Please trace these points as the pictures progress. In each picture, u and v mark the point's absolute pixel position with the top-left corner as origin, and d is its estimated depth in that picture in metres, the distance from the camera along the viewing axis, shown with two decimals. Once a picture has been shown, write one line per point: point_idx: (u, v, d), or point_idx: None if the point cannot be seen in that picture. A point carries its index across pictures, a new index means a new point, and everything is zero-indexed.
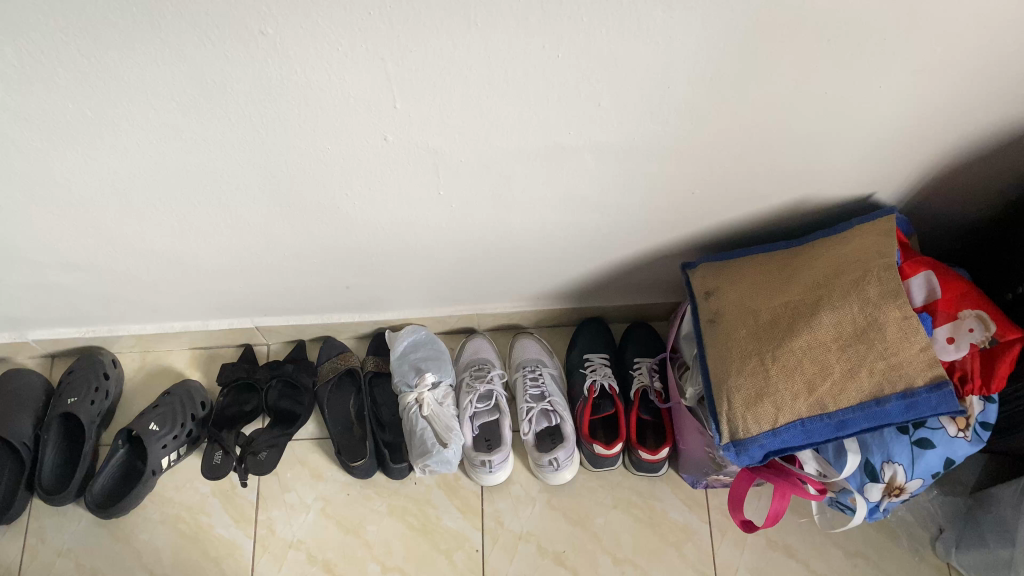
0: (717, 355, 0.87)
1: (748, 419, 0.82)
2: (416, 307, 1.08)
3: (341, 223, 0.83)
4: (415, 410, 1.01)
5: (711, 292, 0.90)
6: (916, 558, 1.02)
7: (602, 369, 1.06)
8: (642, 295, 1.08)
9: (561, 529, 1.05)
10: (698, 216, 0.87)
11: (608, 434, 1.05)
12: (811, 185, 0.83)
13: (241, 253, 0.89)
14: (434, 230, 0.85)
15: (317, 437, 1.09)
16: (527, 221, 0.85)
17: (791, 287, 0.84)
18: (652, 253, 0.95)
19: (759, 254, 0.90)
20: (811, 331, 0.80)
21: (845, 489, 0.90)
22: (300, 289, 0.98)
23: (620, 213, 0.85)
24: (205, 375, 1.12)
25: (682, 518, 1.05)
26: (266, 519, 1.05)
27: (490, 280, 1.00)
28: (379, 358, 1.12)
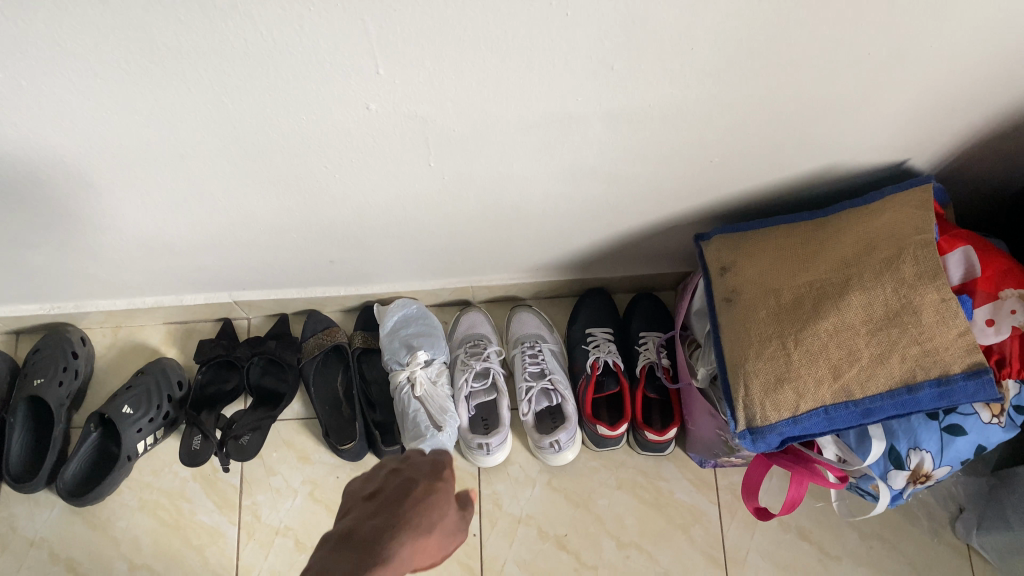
0: (733, 337, 0.80)
1: (766, 406, 0.76)
2: (406, 280, 1.00)
3: (323, 196, 0.75)
4: (408, 391, 0.94)
5: (726, 268, 0.83)
6: (934, 539, 0.98)
7: (606, 345, 0.99)
8: (649, 265, 1.01)
9: (563, 512, 0.99)
10: (714, 186, 0.79)
11: (612, 413, 1.00)
12: (840, 151, 0.75)
13: (214, 227, 0.81)
14: (426, 203, 0.78)
15: (303, 417, 1.03)
16: (528, 192, 0.77)
17: (818, 264, 0.77)
18: (662, 222, 0.88)
19: (782, 227, 0.82)
20: (839, 313, 0.73)
21: (867, 476, 0.84)
22: (280, 263, 0.91)
23: (630, 182, 0.77)
24: (181, 351, 1.05)
25: (690, 499, 1.00)
26: (251, 504, 0.99)
27: (485, 252, 0.93)
28: (367, 333, 1.04)
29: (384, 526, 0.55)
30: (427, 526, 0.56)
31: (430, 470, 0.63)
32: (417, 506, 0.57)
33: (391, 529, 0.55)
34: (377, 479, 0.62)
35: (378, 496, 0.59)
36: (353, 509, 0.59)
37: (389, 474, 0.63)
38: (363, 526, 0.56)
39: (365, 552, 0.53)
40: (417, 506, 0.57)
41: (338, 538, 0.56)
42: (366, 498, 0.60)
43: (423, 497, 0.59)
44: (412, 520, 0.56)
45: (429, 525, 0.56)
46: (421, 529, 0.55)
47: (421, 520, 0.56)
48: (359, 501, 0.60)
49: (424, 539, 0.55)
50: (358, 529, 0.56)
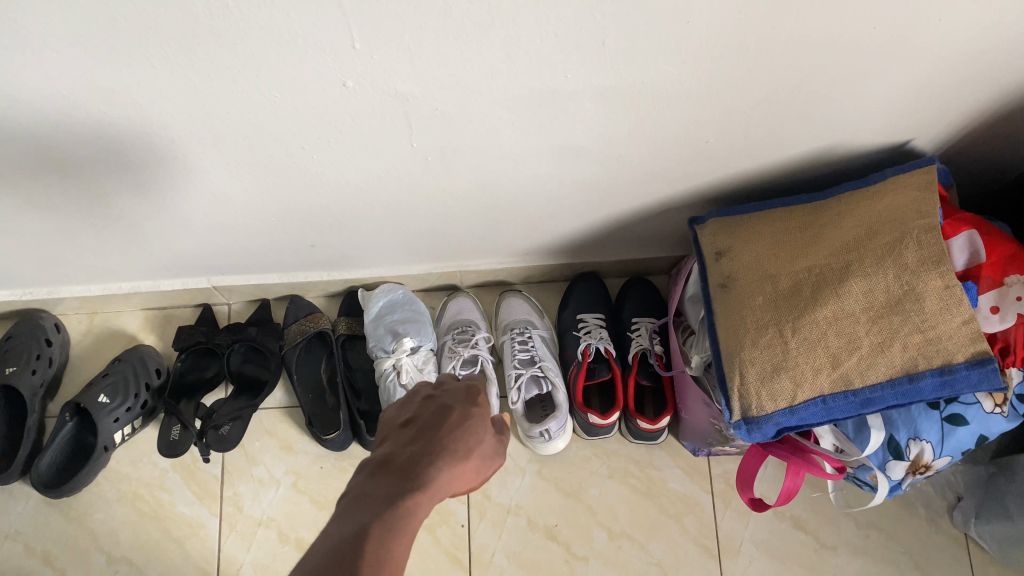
0: (728, 325, 0.77)
1: (762, 395, 0.73)
2: (391, 265, 0.97)
3: (301, 177, 0.72)
4: (393, 378, 0.92)
5: (721, 253, 0.80)
6: (932, 528, 0.95)
7: (597, 332, 0.96)
8: (641, 249, 0.98)
9: (553, 502, 0.97)
10: (710, 166, 0.76)
11: (603, 400, 0.97)
12: (841, 131, 0.72)
13: (189, 209, 0.77)
14: (409, 184, 0.74)
15: (286, 406, 1.00)
16: (516, 174, 0.74)
17: (818, 248, 0.74)
18: (655, 204, 0.85)
19: (780, 210, 0.79)
20: (838, 300, 0.70)
21: (865, 467, 0.82)
22: (259, 247, 0.88)
23: (622, 163, 0.74)
24: (160, 338, 1.02)
25: (683, 488, 0.98)
26: (233, 495, 0.96)
27: (472, 235, 0.89)
28: (352, 319, 1.01)
29: (422, 453, 0.50)
30: (467, 453, 0.51)
31: (465, 394, 0.57)
32: (455, 430, 0.52)
33: (430, 454, 0.50)
34: (407, 404, 0.56)
35: (410, 421, 0.54)
36: (386, 435, 0.54)
37: (421, 398, 0.56)
38: (399, 453, 0.50)
39: (404, 479, 0.48)
40: (455, 431, 0.52)
41: (373, 466, 0.51)
42: (396, 423, 0.54)
43: (462, 420, 0.53)
44: (451, 445, 0.51)
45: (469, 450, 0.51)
46: (460, 455, 0.50)
47: (458, 446, 0.51)
48: (389, 426, 0.54)
49: (465, 467, 0.50)
50: (394, 455, 0.51)
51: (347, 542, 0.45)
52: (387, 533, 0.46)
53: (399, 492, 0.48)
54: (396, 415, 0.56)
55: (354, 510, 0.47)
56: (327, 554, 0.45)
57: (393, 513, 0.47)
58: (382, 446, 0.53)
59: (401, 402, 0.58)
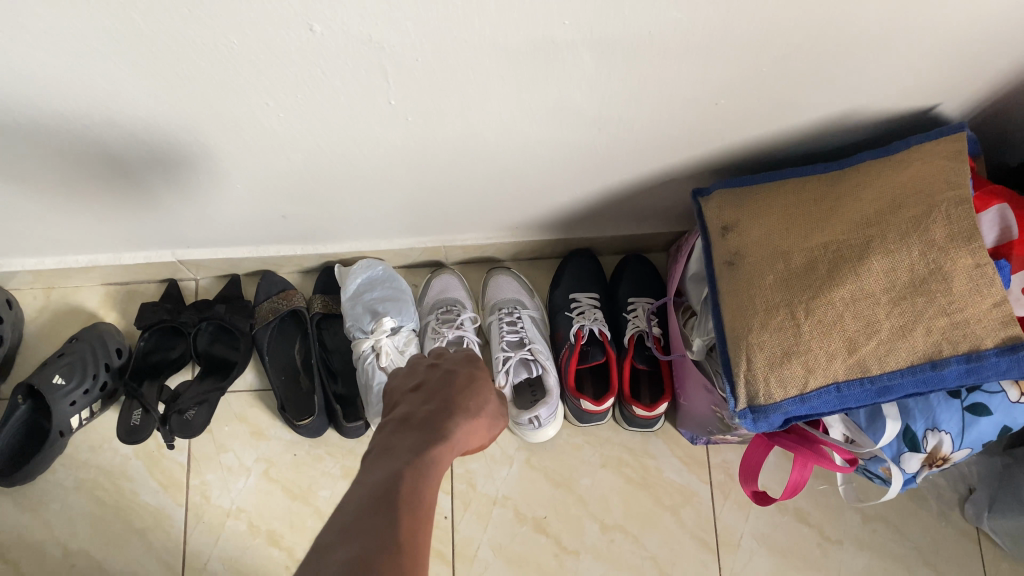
0: (736, 306, 0.71)
1: (771, 381, 0.68)
2: (370, 239, 0.90)
3: (269, 140, 0.65)
4: (372, 361, 0.86)
5: (729, 227, 0.74)
6: (942, 522, 0.90)
7: (592, 312, 0.90)
8: (638, 223, 0.92)
9: (542, 492, 0.91)
10: (718, 133, 0.70)
11: (596, 386, 0.92)
12: (862, 94, 0.65)
13: (145, 175, 0.70)
14: (388, 148, 0.68)
15: (257, 389, 0.93)
16: (505, 138, 0.68)
17: (834, 223, 0.68)
18: (655, 175, 0.78)
19: (794, 181, 0.73)
20: (858, 279, 0.64)
21: (877, 459, 0.76)
22: (225, 218, 0.81)
23: (620, 127, 0.67)
24: (122, 316, 0.95)
25: (680, 478, 0.92)
26: (200, 484, 0.90)
27: (458, 207, 0.83)
28: (328, 297, 0.95)
29: (440, 409, 0.54)
30: (479, 409, 0.55)
31: (465, 360, 0.61)
32: (464, 389, 0.56)
33: (448, 410, 0.53)
34: (412, 372, 0.60)
35: (421, 384, 0.57)
36: (397, 399, 0.57)
37: (425, 366, 0.60)
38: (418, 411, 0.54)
39: (426, 432, 0.52)
40: (466, 391, 0.56)
41: (393, 423, 0.54)
42: (407, 388, 0.58)
43: (468, 381, 0.57)
44: (464, 402, 0.55)
45: (481, 407, 0.55)
46: (473, 412, 0.54)
47: (471, 404, 0.55)
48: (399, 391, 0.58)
49: (478, 422, 0.54)
50: (412, 412, 0.54)
51: (384, 487, 0.47)
52: (420, 477, 0.49)
53: (425, 442, 0.51)
54: (403, 383, 0.59)
55: (384, 460, 0.50)
56: (366, 501, 0.47)
57: (423, 460, 0.50)
58: (395, 408, 0.56)
59: (405, 370, 0.61)
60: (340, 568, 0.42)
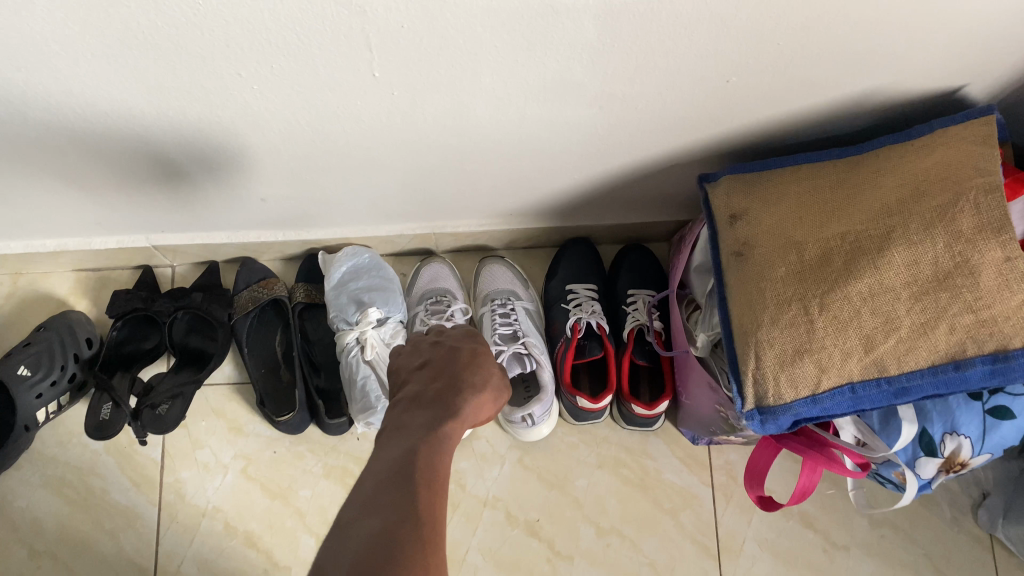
0: (744, 299, 0.67)
1: (780, 380, 0.63)
2: (356, 224, 0.85)
3: (243, 116, 0.60)
4: (356, 354, 0.81)
5: (737, 216, 0.69)
6: (955, 528, 0.86)
7: (589, 305, 0.86)
8: (638, 211, 0.87)
9: (535, 493, 0.86)
10: (727, 114, 0.65)
11: (593, 382, 0.87)
12: (885, 73, 0.60)
13: (110, 151, 0.64)
14: (372, 126, 0.63)
15: (235, 382, 0.88)
16: (498, 116, 0.63)
17: (852, 211, 0.63)
18: (658, 158, 0.73)
19: (809, 167, 0.68)
20: (877, 272, 0.59)
21: (890, 463, 0.72)
22: (199, 201, 0.76)
23: (622, 105, 0.62)
24: (94, 304, 0.90)
25: (680, 480, 0.88)
26: (174, 482, 0.85)
27: (448, 191, 0.78)
28: (311, 286, 0.90)
29: (448, 388, 0.56)
30: (485, 385, 0.58)
31: (465, 338, 0.65)
32: (469, 366, 0.59)
33: (456, 388, 0.56)
34: (417, 351, 0.62)
35: (429, 363, 0.60)
36: (404, 376, 0.60)
37: (429, 346, 0.63)
38: (427, 389, 0.56)
39: (439, 408, 0.54)
40: (471, 368, 0.59)
41: (404, 401, 0.56)
42: (414, 366, 0.60)
43: (472, 358, 0.60)
44: (469, 378, 0.57)
45: (486, 383, 0.58)
46: (480, 387, 0.57)
47: (476, 381, 0.58)
48: (406, 370, 0.60)
49: (485, 398, 0.57)
50: (421, 391, 0.56)
51: (401, 464, 0.49)
52: (432, 453, 0.51)
53: (437, 419, 0.53)
54: (410, 361, 0.61)
55: (396, 438, 0.52)
56: (385, 478, 0.49)
57: (434, 437, 0.52)
58: (403, 386, 0.59)
59: (411, 351, 0.64)
60: (364, 544, 0.44)
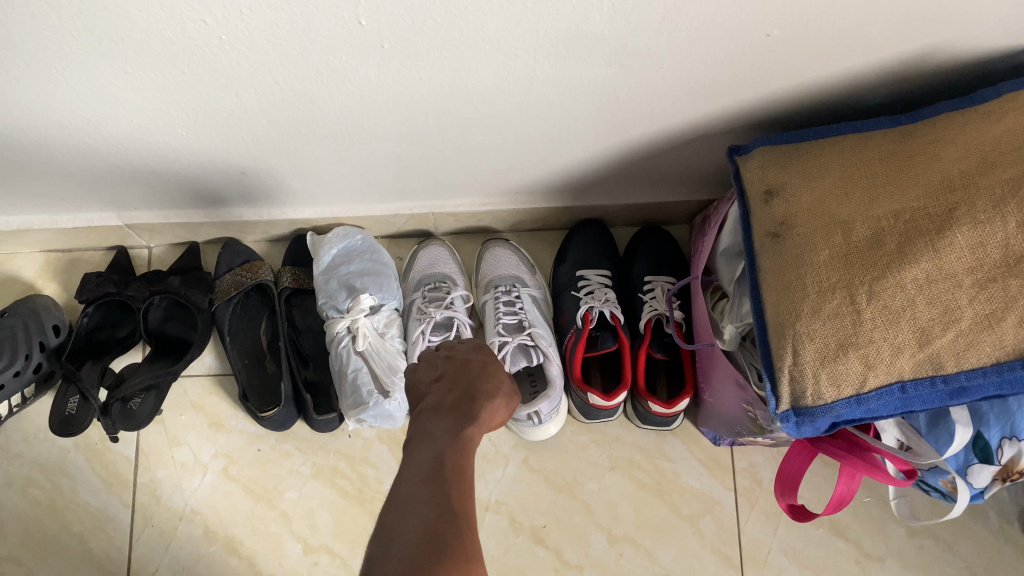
0: (781, 287, 0.59)
1: (821, 379, 0.56)
2: (347, 202, 0.78)
3: (213, 73, 0.52)
4: (347, 345, 0.74)
5: (773, 193, 0.62)
6: (1002, 539, 0.78)
7: (602, 293, 0.78)
8: (655, 188, 0.79)
9: (542, 497, 0.79)
10: (762, 76, 0.58)
11: (606, 377, 0.80)
12: (948, 28, 0.53)
13: (65, 118, 0.57)
14: (361, 86, 0.55)
15: (216, 374, 0.81)
16: (503, 75, 0.55)
17: (907, 186, 0.55)
18: (682, 127, 0.66)
19: (857, 138, 0.60)
20: (935, 256, 0.52)
21: (937, 470, 0.65)
22: (171, 173, 0.68)
23: (644, 64, 0.55)
24: (64, 287, 0.83)
25: (699, 484, 0.80)
26: (148, 483, 0.78)
27: (448, 165, 0.70)
28: (298, 269, 0.82)
29: (464, 396, 0.52)
30: (498, 391, 0.54)
31: (476, 347, 0.59)
32: (480, 373, 0.55)
33: (472, 395, 0.52)
34: (431, 365, 0.56)
35: (444, 373, 0.55)
36: (421, 390, 0.54)
37: (443, 358, 0.57)
38: (446, 398, 0.51)
39: (459, 415, 0.50)
40: (482, 375, 0.55)
41: (424, 413, 0.51)
42: (429, 377, 0.55)
43: (485, 366, 0.56)
44: (482, 385, 0.53)
45: (498, 389, 0.54)
46: (493, 394, 0.53)
47: (489, 388, 0.54)
48: (421, 380, 0.55)
49: (499, 404, 0.53)
50: (439, 400, 0.51)
51: (432, 462, 0.46)
52: (460, 457, 0.47)
53: (460, 424, 0.49)
54: (423, 372, 0.56)
55: (420, 443, 0.48)
56: (418, 476, 0.46)
57: (459, 443, 0.48)
58: (421, 399, 0.53)
59: (421, 364, 0.58)
60: (410, 540, 0.41)
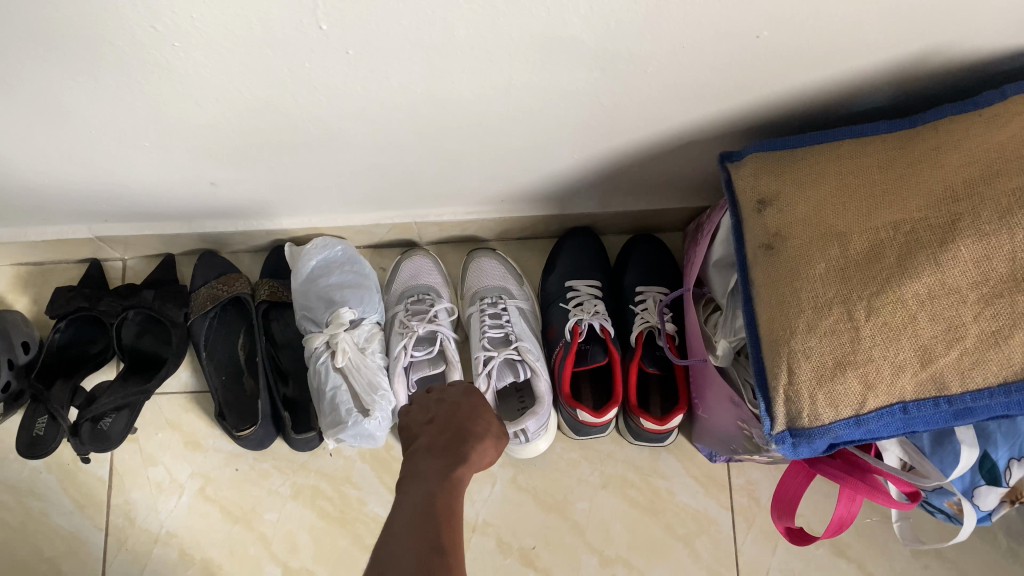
0: (776, 301, 0.56)
1: (818, 399, 0.53)
2: (325, 212, 0.75)
3: (170, 83, 0.49)
4: (325, 360, 0.71)
5: (767, 202, 0.59)
6: (1012, 559, 0.75)
7: (592, 304, 0.75)
8: (646, 196, 0.76)
9: (531, 517, 0.76)
10: (754, 80, 0.55)
11: (596, 391, 0.77)
12: (951, 28, 0.49)
13: (19, 132, 0.54)
14: (328, 94, 0.52)
15: (192, 390, 0.78)
16: (478, 81, 0.52)
17: (908, 194, 0.52)
18: (672, 133, 0.63)
19: (854, 144, 0.57)
20: (938, 270, 0.49)
21: (943, 492, 0.62)
22: (139, 185, 0.65)
23: (627, 68, 0.52)
24: (35, 301, 0.80)
25: (694, 502, 0.77)
26: (122, 504, 0.75)
27: (429, 174, 0.68)
28: (277, 281, 0.80)
29: (455, 436, 0.53)
30: (486, 433, 0.55)
31: (466, 391, 0.61)
32: (468, 416, 0.56)
33: (462, 436, 0.53)
34: (424, 407, 0.58)
35: (435, 416, 0.56)
36: (413, 431, 0.56)
37: (434, 402, 0.59)
38: (438, 440, 0.52)
39: (450, 455, 0.51)
40: (471, 417, 0.57)
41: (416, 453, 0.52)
42: (422, 419, 0.57)
43: (475, 408, 0.58)
44: (472, 426, 0.55)
45: (486, 432, 0.55)
46: (482, 435, 0.54)
47: (476, 430, 0.55)
48: (414, 423, 0.57)
49: (486, 447, 0.54)
50: (430, 442, 0.53)
51: (424, 503, 0.46)
52: (450, 494, 0.48)
53: (451, 463, 0.50)
54: (416, 415, 0.58)
55: (414, 482, 0.48)
56: (410, 517, 0.45)
57: (450, 481, 0.48)
58: (412, 441, 0.55)
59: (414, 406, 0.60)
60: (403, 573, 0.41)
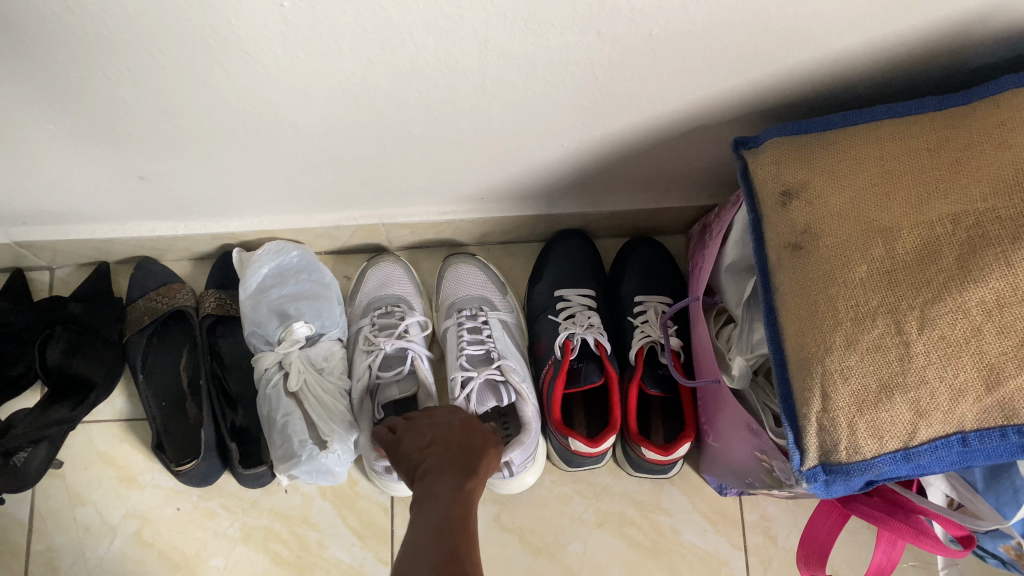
0: (806, 311, 0.47)
1: (859, 429, 0.44)
2: (280, 214, 0.65)
3: (70, 45, 0.40)
4: (278, 384, 0.62)
5: (793, 195, 0.50)
6: None
7: (583, 317, 0.66)
8: (643, 193, 0.67)
9: (517, 561, 0.67)
10: (777, 48, 0.46)
11: (590, 416, 0.67)
12: None
13: None
14: (267, 65, 0.43)
15: (126, 418, 0.68)
16: (449, 47, 0.43)
17: (967, 182, 0.43)
18: (676, 116, 0.54)
19: (895, 125, 0.48)
20: (1010, 272, 0.40)
21: (999, 534, 0.53)
22: (58, 179, 0.56)
23: (631, 32, 0.43)
24: None
25: (702, 542, 0.68)
26: (45, 550, 0.65)
27: (396, 167, 0.58)
28: (225, 292, 0.70)
29: (462, 442, 0.46)
30: (489, 440, 0.47)
31: (454, 412, 0.51)
32: (465, 429, 0.47)
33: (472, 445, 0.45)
34: (418, 433, 0.47)
35: (434, 440, 0.46)
36: (409, 461, 0.45)
37: (428, 425, 0.48)
38: (445, 450, 0.44)
39: (462, 460, 0.43)
40: (469, 430, 0.48)
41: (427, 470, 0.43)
42: (418, 445, 0.45)
43: (473, 419, 0.50)
44: (480, 434, 0.47)
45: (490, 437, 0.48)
46: (490, 441, 0.47)
47: (478, 441, 0.47)
48: (407, 450, 0.45)
49: (493, 457, 0.46)
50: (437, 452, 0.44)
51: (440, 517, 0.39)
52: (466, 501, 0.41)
53: (461, 477, 0.42)
54: (408, 443, 0.46)
55: (426, 497, 0.40)
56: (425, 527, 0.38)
57: (465, 490, 0.41)
58: (410, 472, 0.44)
59: (404, 436, 0.48)
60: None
